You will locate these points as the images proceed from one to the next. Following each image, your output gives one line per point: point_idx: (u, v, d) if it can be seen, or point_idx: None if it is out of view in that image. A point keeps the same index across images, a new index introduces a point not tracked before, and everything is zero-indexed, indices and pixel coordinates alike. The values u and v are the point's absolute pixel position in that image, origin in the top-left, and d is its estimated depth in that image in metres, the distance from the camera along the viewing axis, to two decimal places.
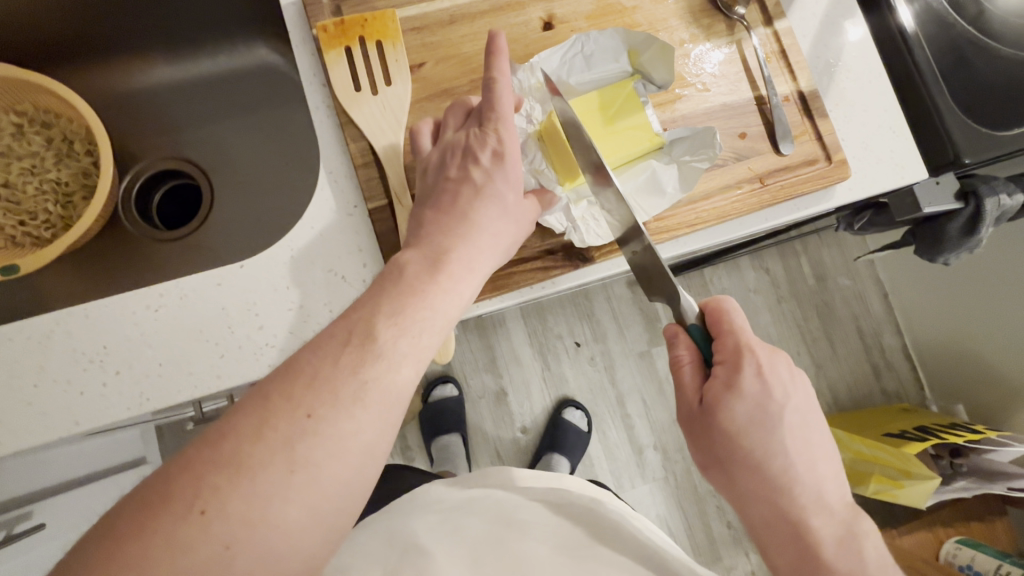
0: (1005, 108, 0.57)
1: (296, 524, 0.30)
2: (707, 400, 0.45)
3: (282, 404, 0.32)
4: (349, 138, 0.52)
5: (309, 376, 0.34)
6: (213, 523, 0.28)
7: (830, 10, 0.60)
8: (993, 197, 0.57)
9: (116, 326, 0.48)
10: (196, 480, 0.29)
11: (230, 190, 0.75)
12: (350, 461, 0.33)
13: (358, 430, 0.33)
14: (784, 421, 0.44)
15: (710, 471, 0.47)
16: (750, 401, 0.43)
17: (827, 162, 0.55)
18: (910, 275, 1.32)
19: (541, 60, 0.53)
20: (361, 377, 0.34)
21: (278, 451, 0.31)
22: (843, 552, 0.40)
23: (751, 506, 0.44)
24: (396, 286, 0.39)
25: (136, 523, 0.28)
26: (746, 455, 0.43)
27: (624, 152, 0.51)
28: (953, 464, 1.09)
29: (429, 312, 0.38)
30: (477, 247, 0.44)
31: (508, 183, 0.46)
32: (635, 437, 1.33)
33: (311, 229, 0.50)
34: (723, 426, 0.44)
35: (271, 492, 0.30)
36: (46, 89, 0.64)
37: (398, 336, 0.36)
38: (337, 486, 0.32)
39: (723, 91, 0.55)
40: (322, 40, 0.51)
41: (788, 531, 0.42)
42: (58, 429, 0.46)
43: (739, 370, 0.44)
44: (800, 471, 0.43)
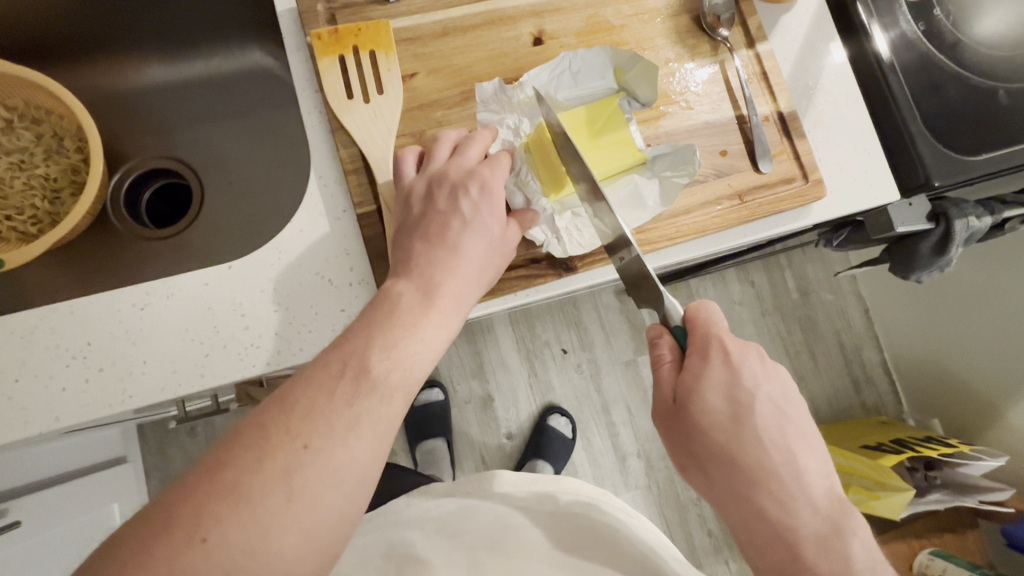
0: (974, 135, 0.60)
1: (293, 551, 0.31)
2: (681, 393, 0.46)
3: (279, 435, 0.33)
4: (340, 144, 0.53)
5: (305, 408, 0.34)
6: (214, 552, 0.29)
7: (810, 34, 0.63)
8: (963, 219, 0.59)
9: (101, 323, 0.48)
10: (195, 505, 0.30)
11: (219, 190, 0.76)
12: (345, 489, 0.33)
13: (353, 460, 0.34)
14: (756, 410, 0.45)
15: (689, 470, 0.47)
16: (719, 388, 0.45)
17: (804, 181, 0.57)
18: (890, 291, 1.35)
19: (530, 77, 0.54)
20: (356, 410, 0.35)
21: (276, 480, 0.31)
22: (823, 548, 0.41)
23: (731, 502, 0.44)
24: (389, 318, 0.40)
25: (137, 548, 0.29)
26: (722, 448, 0.44)
27: (609, 167, 0.52)
28: (928, 476, 1.12)
29: (421, 343, 0.39)
30: (466, 278, 0.45)
31: (493, 217, 0.47)
32: (619, 444, 1.34)
33: (300, 233, 0.51)
34: (696, 416, 0.45)
35: (270, 521, 0.30)
36: (38, 86, 0.64)
37: (391, 369, 0.37)
38: (332, 516, 0.32)
39: (706, 109, 0.57)
40: (316, 47, 0.52)
41: (770, 526, 0.42)
42: (37, 425, 0.46)
43: (707, 358, 0.46)
44: (775, 461, 0.43)
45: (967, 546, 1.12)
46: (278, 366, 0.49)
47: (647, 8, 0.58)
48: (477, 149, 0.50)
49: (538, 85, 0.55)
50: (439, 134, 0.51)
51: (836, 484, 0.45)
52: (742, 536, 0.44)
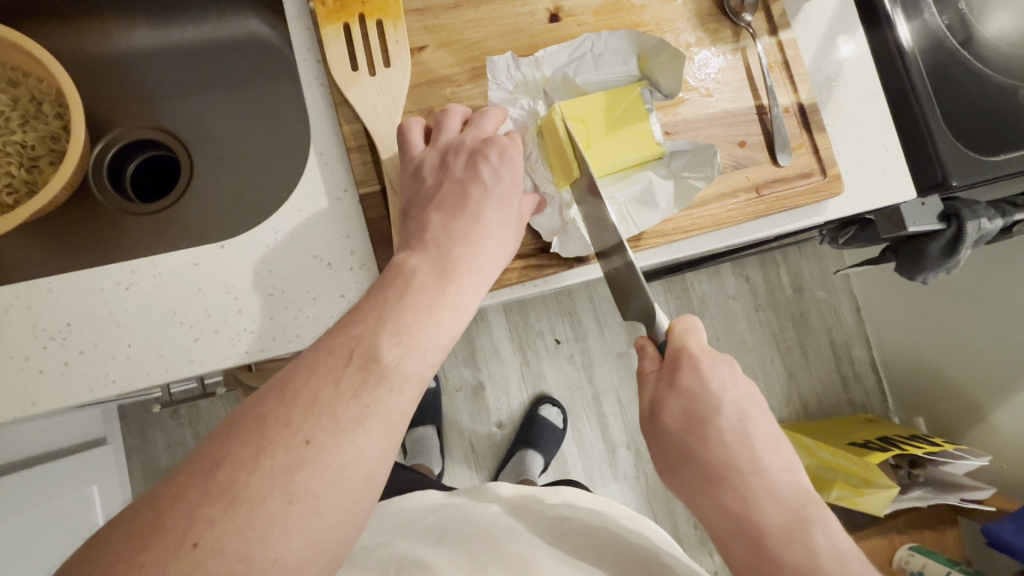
0: (991, 134, 0.59)
1: (296, 556, 0.29)
2: (653, 401, 0.44)
3: (281, 430, 0.31)
4: (342, 118, 0.49)
5: (308, 399, 0.32)
6: (205, 559, 0.27)
7: (832, 23, 0.60)
8: (975, 221, 0.58)
9: (81, 302, 0.45)
10: (187, 506, 0.28)
11: (209, 165, 0.72)
12: (349, 487, 0.31)
13: (359, 456, 0.31)
14: (722, 414, 0.42)
15: (667, 477, 0.44)
16: (685, 394, 0.43)
17: (822, 176, 0.55)
18: (883, 291, 1.36)
19: (548, 56, 0.52)
20: (362, 402, 0.32)
21: (277, 479, 0.29)
22: (789, 544, 0.36)
23: (701, 504, 0.41)
24: (402, 299, 0.38)
25: (124, 556, 0.27)
26: (696, 456, 0.41)
27: (617, 159, 0.50)
28: (911, 474, 1.14)
29: (436, 328, 0.37)
30: (483, 256, 0.43)
31: (513, 186, 0.46)
32: (609, 436, 1.34)
33: (298, 213, 0.48)
34: (670, 425, 0.43)
35: (269, 525, 0.28)
36: (19, 47, 0.60)
37: (403, 356, 0.35)
38: (337, 518, 0.30)
39: (725, 98, 0.55)
40: (320, 14, 0.48)
41: (735, 522, 0.39)
42: (13, 409, 0.43)
43: (676, 368, 0.44)
44: (740, 457, 0.40)
45: (946, 542, 1.14)
46: (273, 352, 0.46)
47: None
48: (493, 122, 0.48)
49: (555, 66, 0.52)
50: (446, 107, 0.49)
51: (805, 480, 0.41)
52: (714, 538, 0.41)
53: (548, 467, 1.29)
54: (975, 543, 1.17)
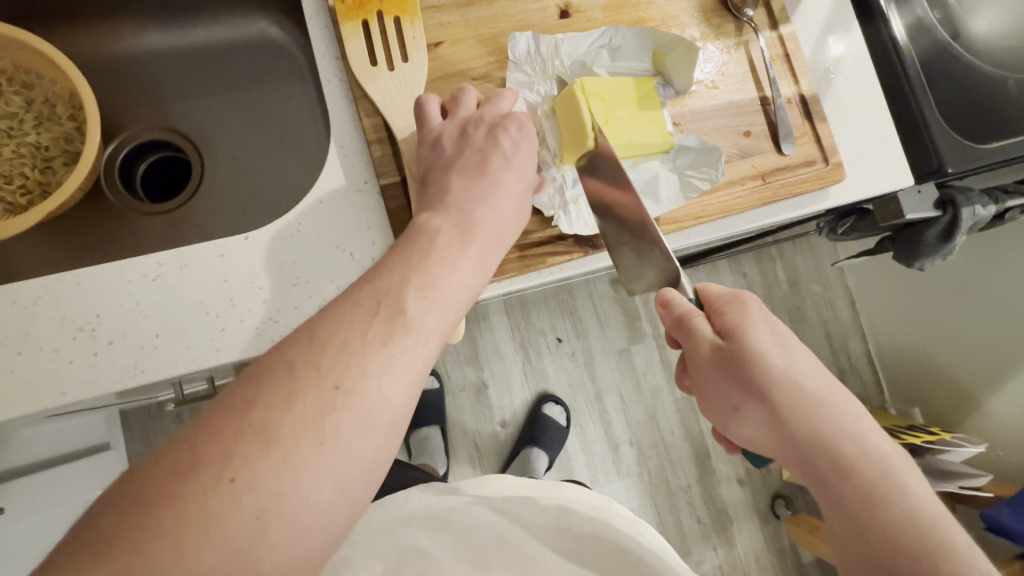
0: (981, 123, 0.61)
1: (326, 496, 0.29)
2: (730, 332, 0.44)
3: (311, 374, 0.31)
4: (363, 112, 0.50)
5: (337, 346, 0.32)
6: (243, 493, 0.28)
7: (831, 18, 0.62)
8: (969, 207, 0.60)
9: (109, 294, 0.45)
10: (223, 447, 0.28)
11: (221, 164, 0.73)
12: (378, 432, 0.31)
13: (388, 403, 0.32)
14: (800, 346, 0.43)
15: (745, 411, 0.43)
16: (762, 325, 0.44)
17: (824, 164, 0.57)
18: (877, 284, 1.39)
19: (568, 40, 0.53)
20: (390, 351, 0.33)
21: (309, 422, 0.30)
22: (904, 461, 0.38)
23: (793, 431, 0.40)
24: (427, 255, 0.38)
25: (164, 495, 0.27)
26: (793, 381, 0.41)
27: (637, 140, 0.51)
28: None
29: (457, 286, 0.38)
30: (503, 219, 0.44)
31: (530, 157, 0.48)
32: (612, 432, 1.35)
33: (319, 203, 0.49)
34: (756, 354, 0.42)
35: (303, 464, 0.29)
36: (37, 51, 0.60)
37: (427, 310, 0.35)
38: (366, 462, 0.31)
39: (729, 89, 0.57)
40: (340, 12, 0.49)
41: (846, 440, 0.39)
42: (43, 401, 0.43)
43: (744, 303, 0.45)
44: (830, 385, 0.42)
45: None
46: None
47: None
48: (509, 101, 0.50)
49: (574, 53, 0.54)
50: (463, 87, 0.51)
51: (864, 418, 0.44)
52: (806, 470, 0.40)
53: (552, 465, 1.29)
54: (973, 530, 1.19)
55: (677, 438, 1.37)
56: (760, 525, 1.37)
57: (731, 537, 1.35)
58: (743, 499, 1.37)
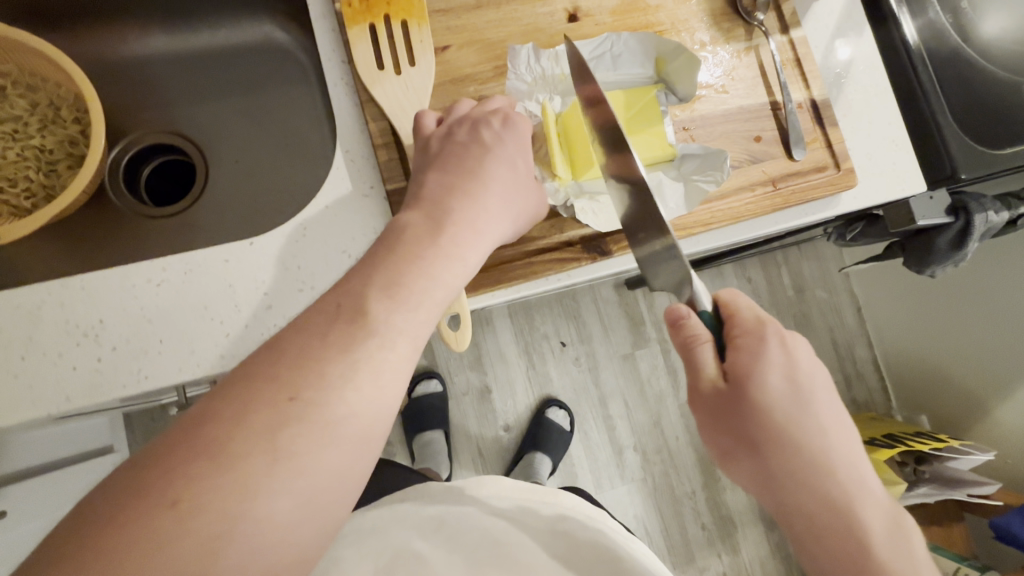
0: (998, 127, 0.60)
1: (286, 514, 0.27)
2: (736, 376, 0.42)
3: (269, 387, 0.30)
4: (369, 117, 0.50)
5: (296, 356, 0.31)
6: (190, 516, 0.26)
7: (842, 21, 0.61)
8: (982, 213, 0.60)
9: (111, 299, 0.45)
10: (173, 467, 0.27)
11: (226, 168, 0.73)
12: (337, 445, 0.30)
13: (350, 412, 0.30)
14: (812, 395, 0.41)
15: (735, 454, 0.43)
16: (774, 366, 0.41)
17: (836, 170, 0.56)
18: (885, 290, 1.37)
19: (567, 50, 0.52)
20: (351, 356, 0.31)
21: (263, 436, 0.28)
22: (896, 548, 0.35)
23: (780, 485, 0.39)
24: (393, 256, 0.37)
25: (115, 517, 0.26)
26: (784, 436, 0.40)
27: (636, 155, 0.51)
28: (917, 470, 1.16)
29: (429, 283, 0.36)
30: (486, 214, 0.42)
31: (517, 149, 0.47)
32: (616, 438, 1.34)
33: (324, 209, 0.48)
34: (759, 403, 0.40)
35: (256, 482, 0.27)
36: (43, 54, 0.60)
37: (392, 311, 0.34)
38: (329, 475, 0.29)
39: (740, 94, 0.56)
40: (347, 16, 0.48)
41: (829, 511, 0.37)
42: (44, 408, 0.43)
43: (763, 340, 0.41)
44: (834, 445, 0.39)
45: (954, 539, 1.15)
46: None
47: None
48: (502, 102, 0.49)
49: None
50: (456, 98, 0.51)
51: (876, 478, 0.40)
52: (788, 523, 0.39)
53: (556, 470, 1.28)
54: (982, 539, 1.18)
55: (681, 444, 1.36)
56: (765, 532, 1.36)
57: (735, 544, 1.34)
58: (748, 506, 1.35)
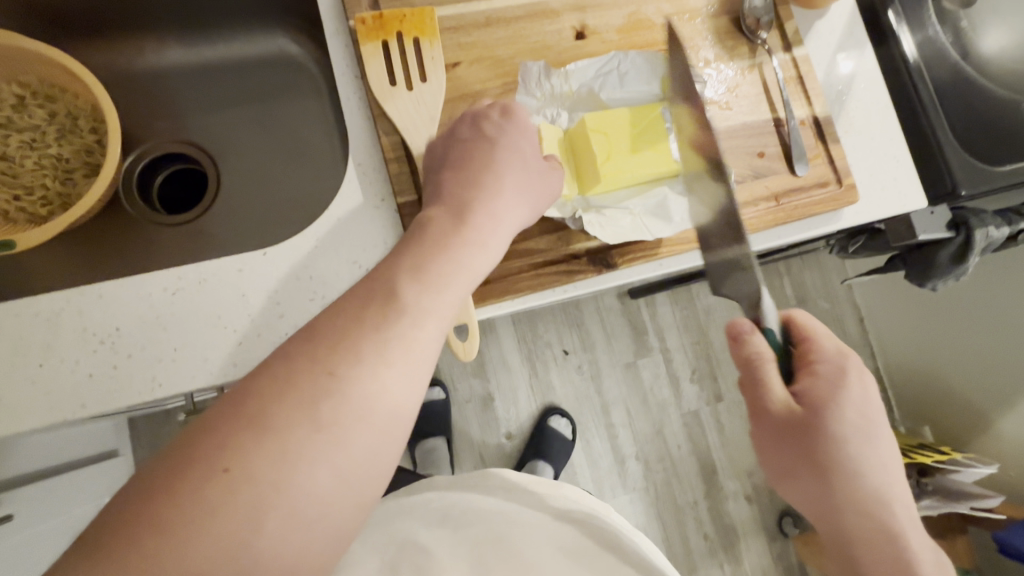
0: (997, 144, 0.61)
1: (324, 486, 0.28)
2: (812, 400, 0.42)
3: (307, 362, 0.30)
4: (381, 131, 0.51)
5: (332, 336, 0.31)
6: (236, 484, 0.27)
7: (843, 40, 0.63)
8: (982, 228, 0.60)
9: (128, 307, 0.46)
10: (217, 438, 0.28)
11: (238, 177, 0.74)
12: (374, 424, 0.30)
13: (384, 391, 0.31)
14: (878, 432, 0.42)
15: (795, 475, 0.42)
16: (851, 398, 0.42)
17: (838, 185, 0.57)
18: (887, 301, 1.38)
19: (577, 69, 0.54)
20: (384, 335, 0.32)
21: (302, 410, 0.29)
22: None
23: (838, 507, 0.41)
24: (420, 241, 0.37)
25: (159, 486, 0.26)
26: (851, 464, 0.41)
27: (649, 171, 0.51)
28: (920, 482, 1.14)
29: (454, 265, 0.37)
30: (504, 200, 0.42)
31: (521, 136, 0.47)
32: (618, 446, 1.35)
33: (336, 221, 0.49)
34: (834, 430, 0.41)
35: (299, 452, 0.28)
36: (63, 66, 0.62)
37: (420, 292, 0.34)
38: (367, 452, 0.30)
39: (744, 111, 0.57)
40: (361, 33, 0.49)
41: (884, 539, 0.39)
42: (61, 413, 0.43)
43: (846, 373, 0.42)
44: (889, 480, 0.41)
45: (958, 552, 1.14)
46: None
47: (688, 7, 0.57)
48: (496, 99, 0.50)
49: (583, 79, 0.55)
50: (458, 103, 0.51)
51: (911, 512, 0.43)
52: (832, 544, 0.41)
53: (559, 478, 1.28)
54: (986, 552, 1.17)
55: (683, 453, 1.36)
56: (767, 542, 1.35)
57: (738, 554, 1.34)
58: (751, 516, 1.35)
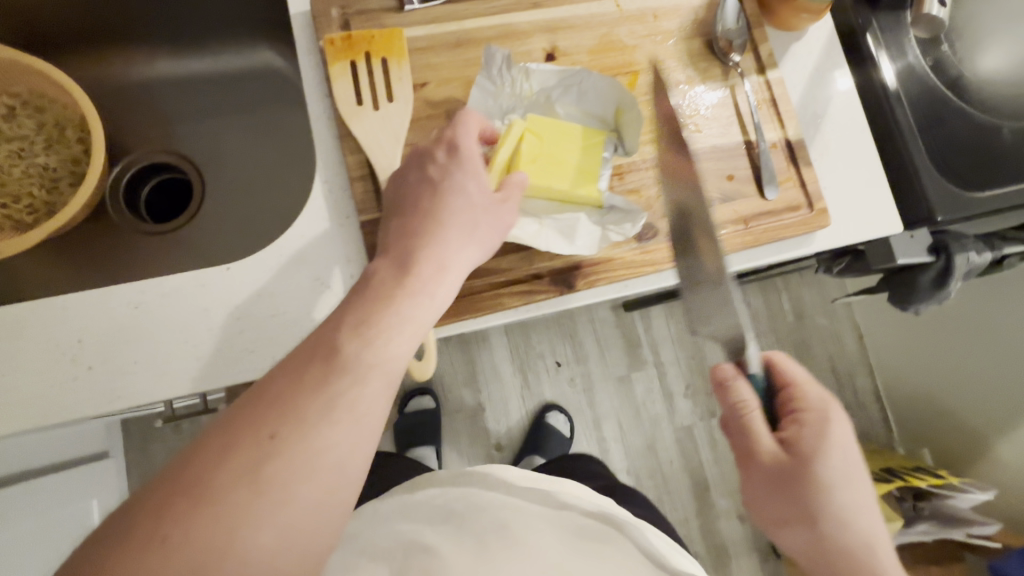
0: (975, 171, 0.61)
1: (265, 547, 0.28)
2: (799, 449, 0.42)
3: (248, 425, 0.31)
4: (347, 150, 0.51)
5: (273, 397, 0.32)
6: (173, 552, 0.27)
7: (819, 64, 0.62)
8: (963, 253, 0.60)
9: (92, 320, 0.46)
10: (159, 507, 0.28)
11: (222, 188, 0.76)
12: (318, 480, 0.30)
13: (326, 448, 0.31)
14: (863, 479, 0.41)
15: (788, 526, 0.41)
16: (835, 445, 0.41)
17: (809, 210, 0.57)
18: (886, 319, 1.36)
19: (538, 69, 0.54)
20: (326, 394, 0.32)
21: (242, 473, 0.29)
22: None
23: (833, 560, 0.39)
24: (366, 296, 0.38)
25: (104, 554, 0.27)
26: (832, 515, 0.40)
27: (556, 184, 0.51)
28: (917, 506, 1.11)
29: (396, 317, 0.37)
30: (451, 248, 0.41)
31: (469, 175, 0.44)
32: (610, 460, 1.34)
33: (300, 238, 0.50)
34: (822, 480, 0.40)
35: (238, 516, 0.28)
36: (48, 77, 0.63)
37: (362, 347, 0.34)
38: (312, 509, 0.30)
39: (714, 133, 0.57)
40: (329, 53, 0.50)
41: None
42: (22, 422, 0.44)
43: (830, 421, 0.42)
44: (874, 528, 0.40)
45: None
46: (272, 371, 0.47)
47: (660, 29, 0.58)
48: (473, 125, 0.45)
49: (543, 80, 0.54)
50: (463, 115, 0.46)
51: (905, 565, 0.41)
52: None
53: None
54: None
55: (675, 469, 1.35)
56: (759, 563, 1.33)
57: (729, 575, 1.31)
58: (744, 535, 1.33)
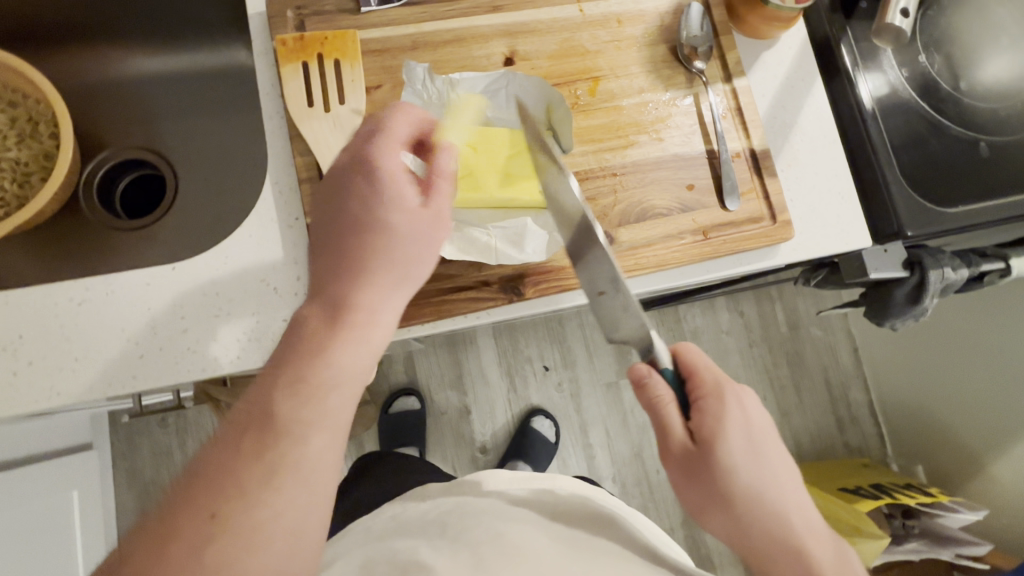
0: (949, 187, 0.59)
1: None
2: (703, 436, 0.45)
3: (187, 512, 0.30)
4: (297, 151, 0.51)
5: (210, 477, 0.31)
6: None
7: (791, 72, 0.61)
8: (936, 269, 0.56)
9: (35, 316, 0.47)
10: None
11: (193, 186, 0.76)
12: (268, 553, 0.30)
13: (275, 515, 0.31)
14: (766, 445, 0.45)
15: (708, 509, 0.45)
16: (735, 422, 0.44)
17: (771, 222, 0.55)
18: (882, 332, 1.33)
19: (462, 78, 0.53)
20: (265, 462, 0.32)
21: (185, 561, 0.29)
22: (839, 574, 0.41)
23: (748, 529, 0.43)
24: (297, 352, 0.36)
25: None
26: (743, 489, 0.43)
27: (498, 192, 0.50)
28: (906, 525, 1.09)
29: (332, 370, 0.35)
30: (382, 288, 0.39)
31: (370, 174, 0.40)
32: (595, 467, 1.32)
33: (249, 238, 0.50)
34: (725, 461, 0.44)
35: None
36: (19, 72, 0.64)
37: (296, 407, 0.33)
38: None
39: (677, 141, 0.56)
40: (280, 53, 0.50)
41: (785, 554, 0.42)
42: None
43: (724, 400, 0.45)
44: (784, 490, 0.44)
45: None
46: (212, 373, 0.47)
47: (624, 35, 0.57)
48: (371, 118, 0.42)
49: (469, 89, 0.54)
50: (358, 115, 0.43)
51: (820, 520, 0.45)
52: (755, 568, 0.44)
53: None
54: None
55: (662, 477, 1.33)
56: None
57: None
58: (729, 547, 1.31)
